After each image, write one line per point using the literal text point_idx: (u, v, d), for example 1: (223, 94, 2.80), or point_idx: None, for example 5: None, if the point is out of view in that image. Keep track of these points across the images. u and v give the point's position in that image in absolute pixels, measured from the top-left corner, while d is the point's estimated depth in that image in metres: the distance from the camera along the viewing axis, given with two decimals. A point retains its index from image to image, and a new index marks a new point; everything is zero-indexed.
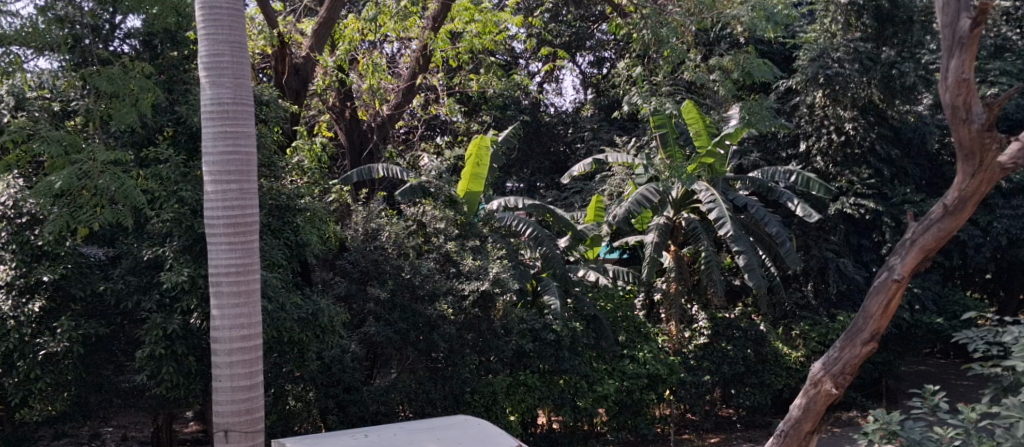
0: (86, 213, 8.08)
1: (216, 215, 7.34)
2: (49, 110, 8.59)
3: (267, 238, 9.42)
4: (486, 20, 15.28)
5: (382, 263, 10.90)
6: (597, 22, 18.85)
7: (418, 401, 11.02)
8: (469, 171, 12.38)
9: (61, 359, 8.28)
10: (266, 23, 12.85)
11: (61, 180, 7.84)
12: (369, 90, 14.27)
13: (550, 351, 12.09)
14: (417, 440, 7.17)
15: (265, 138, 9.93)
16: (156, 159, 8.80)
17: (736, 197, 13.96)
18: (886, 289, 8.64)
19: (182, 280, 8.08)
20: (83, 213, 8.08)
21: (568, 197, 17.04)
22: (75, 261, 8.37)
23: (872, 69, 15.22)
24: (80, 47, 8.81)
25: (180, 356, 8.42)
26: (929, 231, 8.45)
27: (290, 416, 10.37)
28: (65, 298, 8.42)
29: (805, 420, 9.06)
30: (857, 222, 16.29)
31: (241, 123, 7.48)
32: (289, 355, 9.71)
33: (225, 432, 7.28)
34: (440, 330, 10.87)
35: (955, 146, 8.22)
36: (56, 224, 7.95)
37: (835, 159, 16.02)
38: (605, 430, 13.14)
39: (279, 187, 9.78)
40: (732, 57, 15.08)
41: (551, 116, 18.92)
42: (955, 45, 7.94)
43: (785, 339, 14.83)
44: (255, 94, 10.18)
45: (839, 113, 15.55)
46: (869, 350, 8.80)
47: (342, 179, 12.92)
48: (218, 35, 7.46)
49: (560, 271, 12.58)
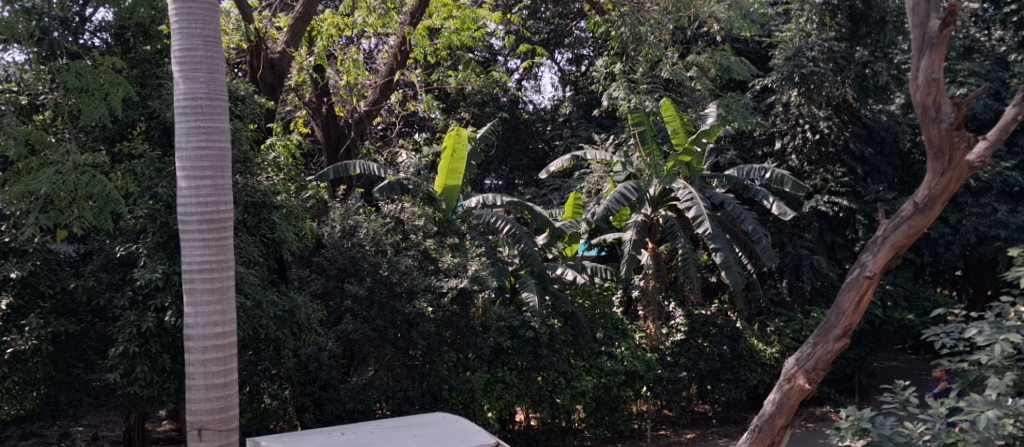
0: (67, 215, 7.89)
1: (190, 211, 7.30)
2: (16, 103, 8.62)
3: (243, 235, 9.44)
4: (464, 17, 15.22)
5: (360, 260, 10.88)
6: (575, 19, 18.84)
7: (395, 399, 11.05)
8: (445, 167, 12.37)
9: (28, 357, 8.24)
10: (240, 19, 12.70)
11: (44, 187, 7.65)
12: (346, 87, 14.46)
13: (528, 348, 12.16)
14: (393, 438, 7.19)
15: (240, 134, 9.80)
16: (130, 154, 8.78)
17: (713, 194, 14.03)
18: (858, 285, 8.74)
19: (157, 277, 8.06)
20: (64, 216, 7.88)
21: (546, 194, 17.10)
22: (43, 258, 8.29)
23: (847, 69, 15.55)
24: (48, 39, 8.68)
25: (153, 355, 8.32)
26: (900, 228, 8.58)
27: (266, 414, 10.43)
28: (33, 295, 8.34)
29: (779, 416, 9.13)
30: (831, 220, 16.36)
31: (214, 118, 7.43)
32: (264, 354, 9.69)
33: (198, 430, 7.24)
34: (418, 328, 10.86)
35: (925, 145, 8.30)
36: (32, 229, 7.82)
37: (811, 158, 16.03)
38: (582, 426, 13.15)
39: (254, 184, 9.78)
40: (710, 55, 15.47)
41: (529, 113, 18.85)
42: (925, 45, 8.03)
43: (761, 336, 14.94)
44: (229, 89, 10.11)
45: (815, 112, 15.57)
46: (842, 347, 8.87)
47: (318, 176, 12.88)
48: (190, 29, 7.39)
49: (538, 269, 12.62)
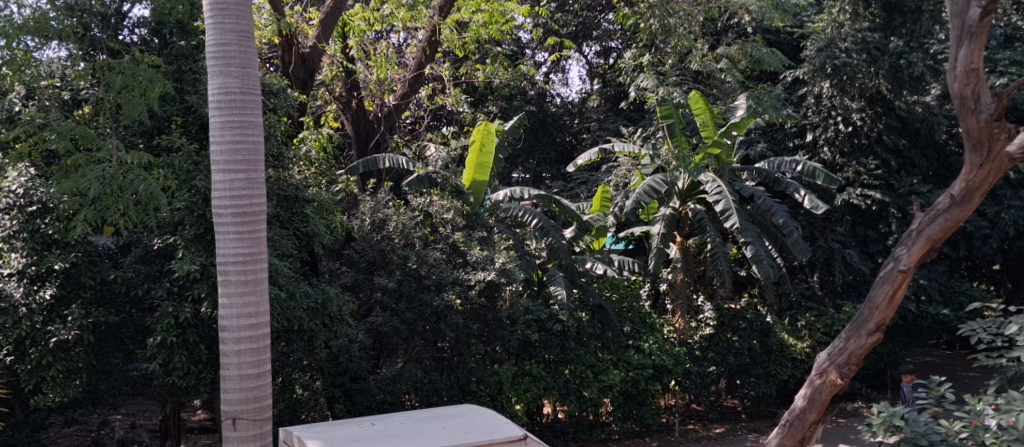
0: (114, 210, 8.05)
1: (224, 204, 7.36)
2: (59, 98, 8.74)
3: (276, 228, 9.57)
4: (493, 10, 15.47)
5: (389, 253, 10.94)
6: (604, 12, 18.85)
7: (424, 390, 11.10)
8: (474, 161, 12.44)
9: (72, 346, 8.37)
10: (273, 14, 12.76)
11: (92, 186, 7.85)
12: (376, 80, 14.74)
13: (555, 341, 12.05)
14: (422, 428, 7.26)
15: (274, 129, 9.93)
16: (168, 147, 8.89)
17: (743, 187, 13.96)
18: (892, 279, 8.66)
19: (195, 269, 8.18)
20: (111, 211, 8.05)
21: (574, 188, 17.05)
22: (85, 250, 8.47)
23: (880, 59, 15.42)
24: (90, 36, 8.88)
25: (190, 344, 8.42)
26: (936, 222, 8.45)
27: (298, 404, 10.55)
28: (75, 286, 8.50)
29: (810, 411, 9.07)
30: (863, 214, 16.20)
31: (248, 112, 7.49)
32: (297, 345, 9.87)
33: (233, 420, 7.31)
34: (447, 321, 10.97)
35: (963, 136, 8.25)
36: (81, 226, 7.97)
37: (843, 149, 15.84)
38: (610, 420, 13.13)
39: (287, 178, 9.94)
40: (741, 46, 15.36)
41: (556, 106, 18.85)
42: (964, 35, 7.97)
43: (792, 330, 14.81)
44: (263, 83, 10.24)
45: (848, 104, 15.47)
46: (875, 341, 8.79)
47: (347, 170, 12.97)
48: (225, 24, 7.44)
49: (567, 262, 12.66)
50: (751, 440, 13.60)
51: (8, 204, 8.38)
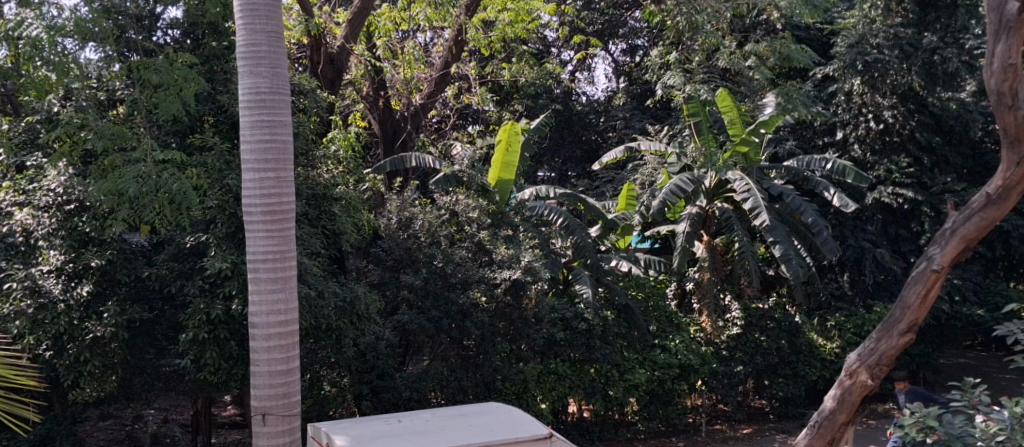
0: (149, 211, 8.15)
1: (254, 202, 7.39)
2: (94, 99, 8.84)
3: (305, 227, 9.62)
4: (519, 9, 15.42)
5: (415, 251, 10.99)
6: (631, 9, 18.80)
7: (450, 388, 11.07)
8: (499, 160, 12.16)
9: (108, 342, 8.45)
10: (302, 14, 12.85)
11: (128, 185, 7.95)
12: (403, 80, 14.64)
13: (581, 340, 12.01)
14: (449, 425, 7.29)
15: (303, 127, 10.00)
16: (200, 146, 8.96)
17: (771, 185, 13.84)
18: (924, 279, 8.54)
19: (225, 266, 8.25)
20: (147, 211, 8.16)
21: (599, 186, 17.01)
22: (119, 247, 8.58)
23: (913, 56, 15.16)
24: (126, 38, 9.07)
25: (222, 341, 8.49)
26: (970, 221, 8.33)
27: (325, 401, 10.54)
28: (110, 283, 8.59)
29: (840, 412, 8.98)
30: (895, 213, 16.14)
31: (277, 112, 7.51)
32: (325, 342, 9.88)
33: (262, 415, 7.34)
34: (472, 319, 10.94)
35: (1000, 133, 8.17)
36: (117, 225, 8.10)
37: (874, 147, 15.79)
38: (635, 419, 13.09)
39: (315, 177, 9.99)
40: (769, 43, 15.17)
41: (583, 105, 18.80)
42: (1001, 29, 7.86)
43: (821, 330, 14.67)
44: (292, 83, 10.32)
45: (879, 101, 15.40)
46: (906, 342, 8.69)
47: (374, 169, 12.94)
48: (255, 24, 7.46)
49: (592, 260, 12.60)
50: (779, 440, 13.49)
51: (47, 202, 8.49)
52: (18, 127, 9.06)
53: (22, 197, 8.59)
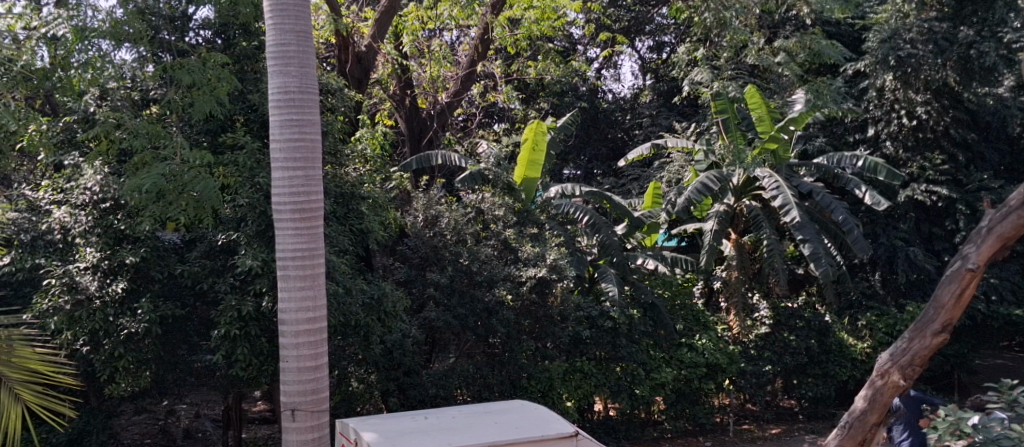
0: (176, 208, 8.31)
1: (283, 200, 7.49)
2: (130, 99, 9.06)
3: (334, 225, 9.74)
4: (545, 7, 15.47)
5: (441, 250, 11.10)
6: (658, 6, 18.76)
7: (476, 386, 11.20)
8: (525, 158, 12.38)
9: (142, 338, 8.59)
10: (330, 14, 12.98)
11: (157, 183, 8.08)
12: (429, 78, 14.88)
13: (606, 339, 12.04)
14: (474, 423, 7.34)
15: (331, 127, 10.15)
16: (232, 145, 9.11)
17: (801, 183, 13.77)
18: (959, 278, 8.55)
19: (256, 264, 8.39)
20: (173, 209, 8.31)
21: (625, 184, 16.98)
22: (152, 245, 8.71)
23: (948, 50, 15.01)
24: (159, 39, 9.24)
25: (253, 338, 8.63)
26: (1006, 220, 8.40)
27: (353, 396, 10.66)
28: (145, 280, 8.75)
29: (871, 412, 8.90)
30: (929, 211, 16.00)
31: (306, 111, 7.61)
32: (352, 339, 9.96)
33: (292, 411, 7.46)
34: (498, 316, 11.00)
35: None
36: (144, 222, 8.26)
37: (906, 144, 15.74)
38: (662, 418, 13.07)
39: (343, 176, 10.14)
40: (799, 39, 15.18)
41: (609, 103, 18.80)
42: None
43: (852, 330, 14.56)
44: (321, 83, 10.46)
45: (912, 97, 15.32)
46: (940, 342, 8.64)
47: (401, 167, 13.06)
48: (284, 24, 7.56)
49: (618, 259, 12.61)
50: (809, 441, 13.41)
51: (84, 201, 8.73)
52: (56, 126, 9.16)
53: (61, 195, 8.88)
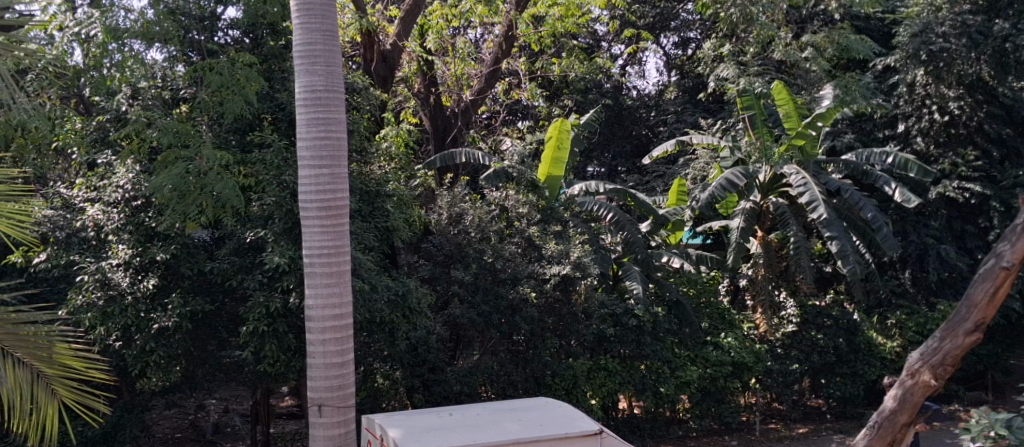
0: (195, 211, 8.52)
1: (309, 199, 7.60)
2: (160, 98, 9.20)
3: (358, 222, 9.85)
4: (569, 4, 15.47)
5: (466, 247, 11.18)
6: (683, 2, 18.75)
7: (499, 383, 11.24)
8: (550, 155, 12.50)
9: (173, 333, 8.76)
10: (356, 13, 13.12)
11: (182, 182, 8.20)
12: (454, 76, 14.90)
13: (631, 337, 12.10)
14: (499, 420, 7.42)
15: (358, 125, 10.30)
16: (260, 143, 9.25)
17: (830, 180, 13.62)
18: (993, 276, 8.52)
19: (283, 261, 8.45)
20: (194, 211, 8.52)
21: (650, 181, 16.97)
22: (183, 243, 8.83)
23: (982, 44, 14.91)
24: (189, 39, 9.42)
25: (281, 334, 8.74)
26: None
27: (378, 393, 10.76)
28: (174, 277, 8.92)
29: (902, 412, 8.79)
30: (961, 209, 15.83)
31: (332, 110, 7.70)
32: (378, 335, 10.03)
33: (319, 407, 7.57)
34: (522, 313, 11.05)
35: None
36: (171, 220, 8.46)
37: (938, 139, 15.61)
38: (687, 416, 13.04)
39: (368, 173, 10.28)
40: (827, 34, 15.20)
41: (633, 99, 18.80)
42: None
43: (881, 329, 14.46)
44: (347, 82, 10.58)
45: (944, 92, 15.18)
46: (973, 341, 8.58)
47: (425, 165, 13.15)
48: (310, 24, 7.65)
49: (642, 257, 12.65)
50: (837, 441, 13.33)
51: (117, 198, 8.84)
52: (90, 126, 9.31)
53: (94, 193, 9.05)
